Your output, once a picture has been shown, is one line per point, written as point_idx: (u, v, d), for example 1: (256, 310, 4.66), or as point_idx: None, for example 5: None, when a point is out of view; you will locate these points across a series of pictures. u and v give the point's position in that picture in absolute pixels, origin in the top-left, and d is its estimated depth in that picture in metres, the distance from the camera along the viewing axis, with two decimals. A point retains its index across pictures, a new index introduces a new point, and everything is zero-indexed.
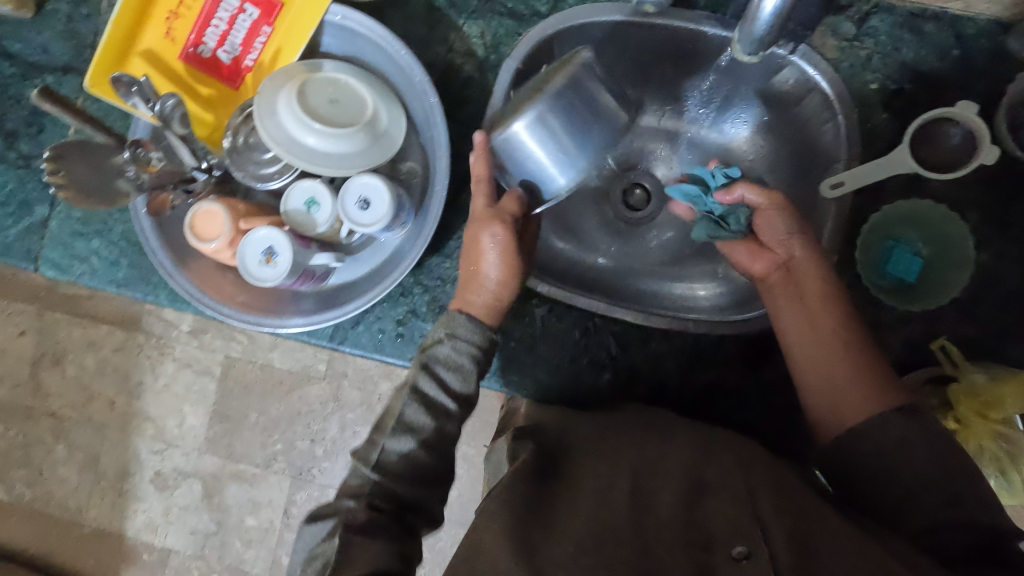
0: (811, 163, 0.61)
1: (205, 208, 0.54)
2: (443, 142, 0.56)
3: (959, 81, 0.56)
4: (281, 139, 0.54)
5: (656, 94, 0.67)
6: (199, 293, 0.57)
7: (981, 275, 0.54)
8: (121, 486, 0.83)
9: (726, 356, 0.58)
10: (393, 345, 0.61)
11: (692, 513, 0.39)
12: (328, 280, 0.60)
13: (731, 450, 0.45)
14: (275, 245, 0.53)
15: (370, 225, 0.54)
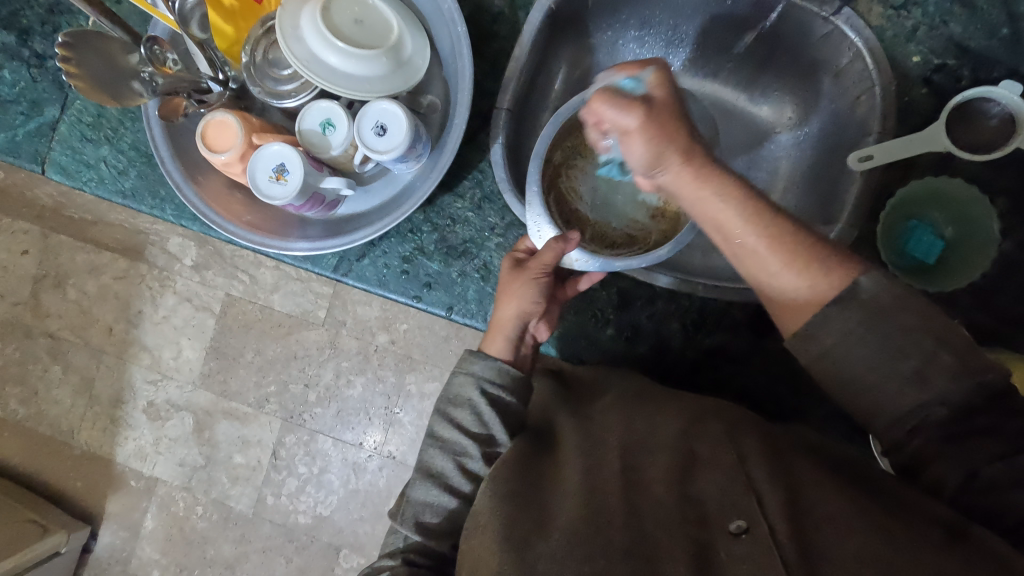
0: (841, 137, 0.60)
1: (218, 118, 0.53)
2: (468, 75, 0.54)
3: (1007, 61, 0.54)
4: (302, 56, 0.52)
5: (695, 48, 0.67)
6: (206, 209, 0.56)
7: (1001, 261, 0.53)
8: (114, 412, 0.83)
9: (732, 322, 0.57)
10: (397, 281, 0.62)
11: (685, 489, 0.35)
12: (337, 209, 0.59)
13: (723, 417, 0.41)
14: (286, 162, 0.51)
15: (385, 152, 0.53)
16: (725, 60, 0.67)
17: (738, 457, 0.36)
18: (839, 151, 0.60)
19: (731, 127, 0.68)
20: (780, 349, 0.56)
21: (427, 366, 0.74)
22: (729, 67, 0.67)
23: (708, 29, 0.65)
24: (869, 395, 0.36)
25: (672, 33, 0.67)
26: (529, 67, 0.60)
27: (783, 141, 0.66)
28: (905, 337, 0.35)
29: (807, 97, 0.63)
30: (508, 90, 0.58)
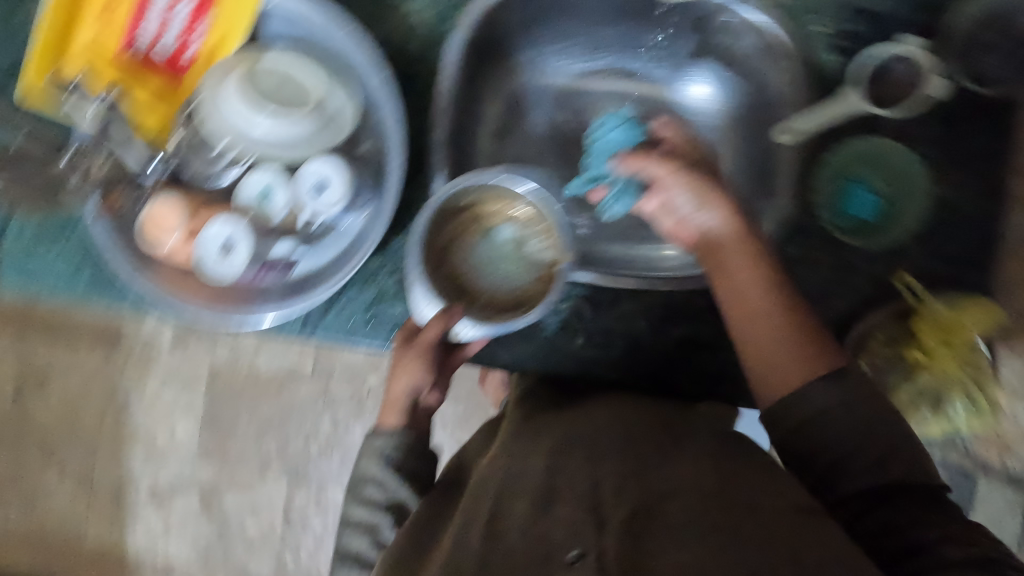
0: (767, 113, 0.62)
1: (160, 204, 0.54)
2: (393, 116, 0.55)
3: (906, 16, 0.57)
4: (229, 131, 0.55)
5: (606, 46, 0.68)
6: (161, 295, 0.55)
7: (937, 207, 0.56)
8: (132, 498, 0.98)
9: (697, 310, 0.58)
10: (365, 330, 0.60)
11: (533, 529, 0.38)
12: (293, 271, 0.58)
13: (587, 445, 0.45)
14: (232, 236, 0.54)
15: (329, 207, 0.56)
16: (640, 58, 0.68)
17: (589, 487, 0.39)
18: (767, 126, 0.62)
19: (660, 119, 0.69)
20: None
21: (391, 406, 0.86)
22: (647, 65, 0.68)
23: (619, 31, 0.66)
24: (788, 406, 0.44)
25: (592, 40, 0.67)
26: (455, 100, 0.61)
27: (715, 124, 0.66)
28: (846, 405, 0.43)
29: (730, 77, 0.64)
30: (439, 127, 0.59)
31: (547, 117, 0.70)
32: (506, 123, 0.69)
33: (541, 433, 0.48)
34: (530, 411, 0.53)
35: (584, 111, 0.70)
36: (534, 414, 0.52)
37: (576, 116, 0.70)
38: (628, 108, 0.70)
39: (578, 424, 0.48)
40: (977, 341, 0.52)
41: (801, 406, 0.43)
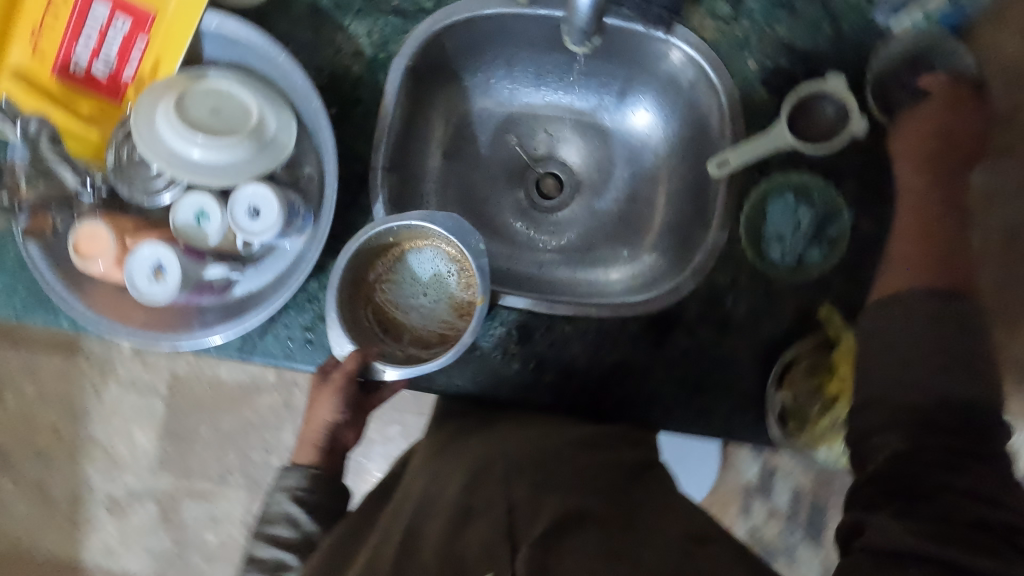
0: (703, 143, 0.63)
1: (88, 228, 0.54)
2: (330, 145, 0.56)
3: (834, 54, 0.59)
4: (163, 153, 0.53)
5: (555, 73, 0.70)
6: (95, 316, 0.56)
7: (860, 240, 0.57)
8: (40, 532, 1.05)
9: (629, 336, 0.59)
10: (303, 352, 0.60)
11: (452, 545, 0.39)
12: (232, 291, 0.59)
13: (502, 461, 0.47)
14: (162, 261, 0.53)
15: (260, 233, 0.54)
16: (588, 83, 0.71)
17: (505, 508, 0.41)
18: (703, 157, 0.64)
19: (606, 143, 0.73)
20: (675, 353, 0.59)
21: None
22: (595, 91, 0.71)
23: (564, 59, 0.68)
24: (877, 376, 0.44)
25: (539, 66, 0.70)
26: (397, 124, 0.62)
27: (660, 151, 0.69)
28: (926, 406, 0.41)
29: (668, 106, 0.67)
30: (380, 149, 0.60)
31: (493, 137, 0.74)
32: (454, 144, 0.72)
33: (461, 454, 0.50)
34: (456, 435, 0.55)
35: (536, 137, 0.75)
36: (458, 438, 0.54)
37: (529, 141, 0.75)
38: (577, 131, 0.74)
39: (500, 444, 0.50)
40: None
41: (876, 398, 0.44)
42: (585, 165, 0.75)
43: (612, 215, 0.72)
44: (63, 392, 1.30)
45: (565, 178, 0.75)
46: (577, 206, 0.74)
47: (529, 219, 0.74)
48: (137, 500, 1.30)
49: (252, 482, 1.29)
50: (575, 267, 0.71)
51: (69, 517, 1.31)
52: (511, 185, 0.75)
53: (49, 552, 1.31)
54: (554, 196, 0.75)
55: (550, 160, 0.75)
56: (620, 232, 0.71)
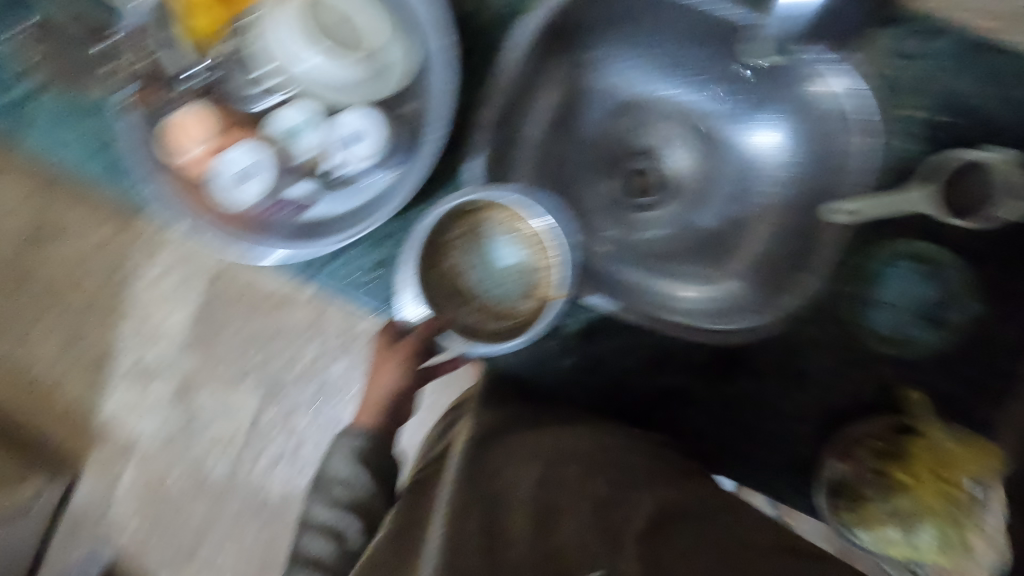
0: (831, 181, 0.57)
1: (189, 112, 0.53)
2: (445, 90, 0.54)
3: (990, 121, 0.56)
4: (284, 56, 0.54)
5: (690, 62, 0.64)
6: (171, 197, 0.54)
7: (970, 330, 0.54)
8: (83, 373, 1.18)
9: (691, 362, 0.57)
10: (366, 286, 0.61)
11: (548, 542, 0.36)
12: (308, 210, 0.56)
13: (575, 460, 0.44)
14: (257, 164, 0.53)
15: (361, 159, 0.54)
16: (721, 82, 0.64)
17: (595, 506, 0.39)
18: (827, 196, 0.58)
19: (719, 154, 0.66)
20: (736, 393, 0.56)
21: None
22: (724, 93, 0.64)
23: (706, 48, 0.62)
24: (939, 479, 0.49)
25: (674, 55, 0.64)
26: (515, 87, 0.60)
27: (773, 180, 0.63)
28: None
29: (803, 131, 0.60)
30: (492, 106, 0.58)
31: (601, 118, 0.68)
32: None
33: (522, 441, 0.47)
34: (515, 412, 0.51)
35: (646, 127, 0.68)
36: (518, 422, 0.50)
37: (636, 129, 0.69)
38: (686, 133, 0.68)
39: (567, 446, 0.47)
40: (974, 486, 0.49)
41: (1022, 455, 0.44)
42: (689, 171, 0.68)
43: (700, 233, 0.66)
44: (52, 256, 1.15)
45: (660, 179, 0.68)
46: (670, 211, 0.67)
47: (614, 216, 0.68)
48: (129, 384, 1.23)
49: (261, 392, 1.22)
50: (652, 277, 0.65)
51: (38, 391, 1.20)
52: (604, 173, 0.69)
53: (13, 420, 1.21)
54: (650, 196, 0.68)
55: (651, 157, 0.69)
56: (710, 253, 0.64)
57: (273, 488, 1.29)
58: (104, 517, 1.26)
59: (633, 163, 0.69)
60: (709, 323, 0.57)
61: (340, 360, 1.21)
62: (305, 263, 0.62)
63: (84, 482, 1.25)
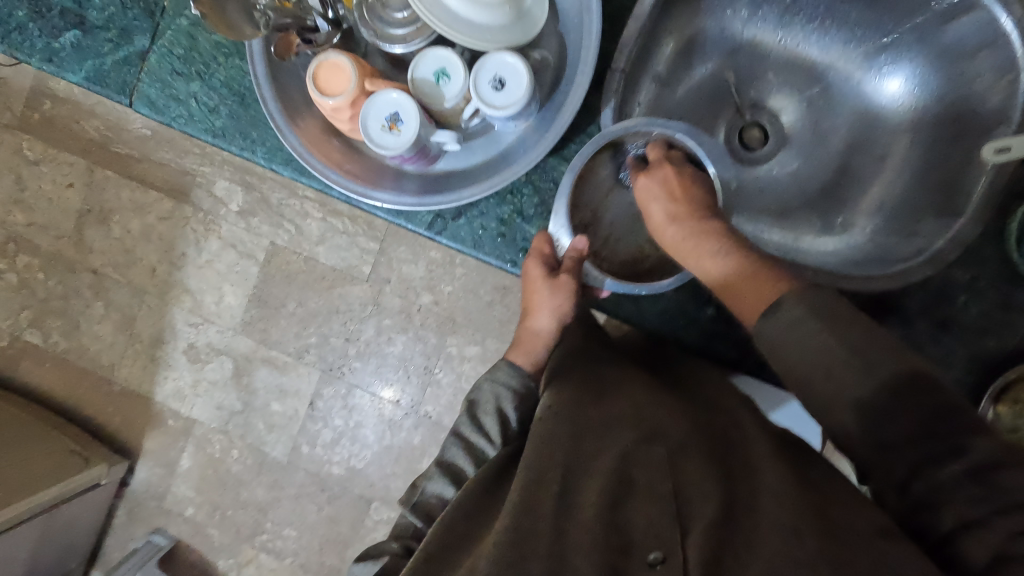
0: (967, 130, 0.73)
1: (338, 67, 0.78)
2: (589, 58, 0.77)
3: None
4: (444, 19, 0.75)
5: (828, 24, 0.81)
6: (305, 152, 0.82)
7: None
8: (151, 349, 1.36)
9: (831, 279, 0.71)
10: (492, 242, 0.92)
11: (617, 516, 0.55)
12: (436, 164, 0.86)
13: (664, 439, 0.62)
14: (398, 115, 0.76)
15: (503, 109, 0.75)
16: (845, 44, 0.81)
17: (672, 488, 0.57)
18: (966, 142, 0.73)
19: (829, 106, 0.85)
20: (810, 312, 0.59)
21: (463, 328, 1.25)
22: (851, 52, 0.81)
23: (844, 13, 0.79)
24: (835, 399, 0.56)
25: (846, 28, 0.80)
26: (638, 44, 0.76)
27: (893, 129, 0.80)
28: (862, 380, 0.53)
29: (923, 77, 0.76)
30: (624, 54, 0.75)
31: (711, 70, 0.87)
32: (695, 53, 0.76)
33: (595, 422, 0.65)
34: (575, 389, 0.69)
35: (756, 88, 0.87)
36: (588, 400, 0.68)
37: (751, 91, 0.88)
38: (795, 88, 0.86)
39: (630, 415, 0.66)
40: None
41: (853, 409, 0.54)
42: (793, 126, 0.87)
43: (817, 183, 0.84)
44: (167, 235, 1.33)
45: (772, 131, 0.87)
46: (785, 155, 0.87)
47: (742, 169, 0.87)
48: (216, 354, 1.34)
49: (326, 364, 1.31)
50: (772, 223, 0.84)
51: (149, 355, 1.36)
52: (718, 122, 0.88)
53: (125, 383, 1.37)
54: (761, 147, 0.87)
55: (762, 112, 0.88)
56: (825, 201, 0.83)
57: (338, 462, 1.32)
58: (183, 480, 1.37)
59: (746, 118, 0.88)
60: (894, 268, 0.72)
61: (403, 337, 1.28)
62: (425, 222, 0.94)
63: (168, 446, 1.37)
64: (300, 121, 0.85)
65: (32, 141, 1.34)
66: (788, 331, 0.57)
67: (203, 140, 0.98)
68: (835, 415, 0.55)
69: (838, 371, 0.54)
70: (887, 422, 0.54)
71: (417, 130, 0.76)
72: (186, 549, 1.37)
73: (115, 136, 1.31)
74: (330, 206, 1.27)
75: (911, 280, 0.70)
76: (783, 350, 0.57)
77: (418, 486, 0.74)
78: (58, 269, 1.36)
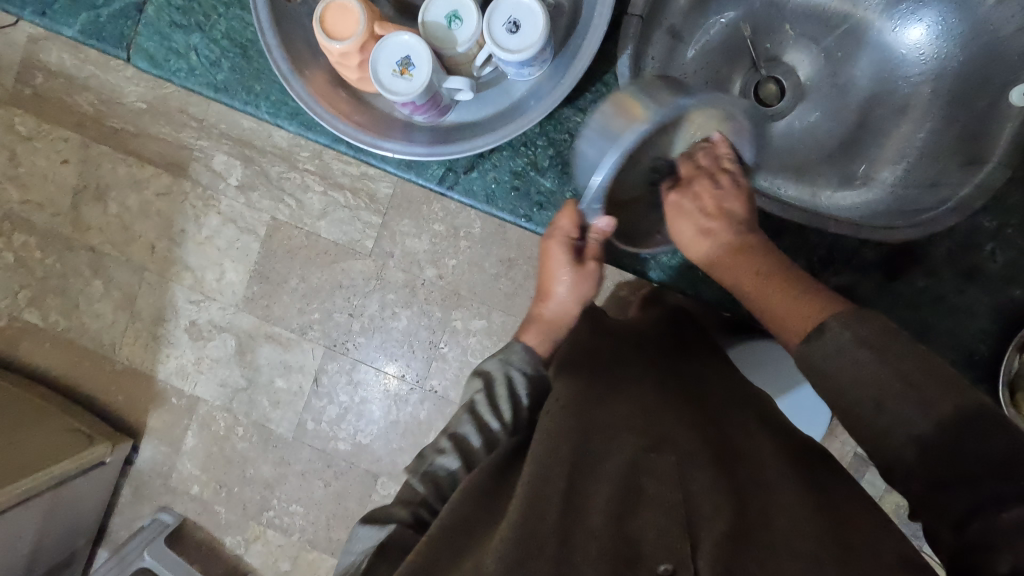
0: (991, 74, 0.73)
1: (346, 9, 0.75)
2: (606, 3, 0.76)
3: None
4: None
5: None
6: (314, 102, 0.81)
7: None
8: (153, 327, 1.34)
9: (855, 227, 0.72)
10: (506, 196, 0.91)
11: (625, 526, 0.52)
12: (449, 116, 0.84)
13: (673, 446, 0.60)
14: (410, 59, 0.74)
15: (518, 53, 0.73)
16: None
17: (682, 499, 0.54)
18: (990, 86, 0.73)
19: (845, 56, 0.83)
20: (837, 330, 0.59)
21: (467, 301, 1.24)
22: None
23: None
24: (886, 432, 0.56)
25: None
26: None
27: (914, 79, 0.79)
28: (903, 400, 0.52)
29: (945, 22, 0.76)
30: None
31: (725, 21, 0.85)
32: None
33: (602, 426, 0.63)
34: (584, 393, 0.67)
35: (771, 40, 0.86)
36: (594, 407, 0.65)
37: (765, 42, 0.86)
38: (810, 40, 0.85)
39: (638, 421, 0.63)
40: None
41: (894, 430, 0.52)
42: (809, 78, 0.85)
43: (835, 139, 0.83)
44: (166, 211, 1.31)
45: (787, 85, 0.86)
46: (801, 108, 0.85)
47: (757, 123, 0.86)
48: (218, 331, 1.32)
49: (330, 340, 1.30)
50: (790, 178, 0.83)
51: (150, 333, 1.34)
52: (731, 75, 0.86)
53: (127, 361, 1.36)
54: (777, 101, 0.85)
55: (778, 65, 0.86)
56: (842, 155, 0.82)
57: (344, 438, 1.31)
58: (188, 458, 1.36)
59: (760, 73, 0.86)
60: (919, 215, 0.72)
61: (407, 311, 1.27)
62: (437, 178, 0.93)
63: (173, 425, 1.36)
64: (307, 72, 0.83)
65: (24, 117, 1.31)
66: (835, 355, 0.56)
67: (204, 95, 0.96)
68: (882, 441, 0.53)
69: (890, 397, 0.52)
70: (919, 439, 0.51)
71: (429, 75, 0.74)
72: (193, 526, 1.36)
73: (110, 110, 1.28)
74: (332, 179, 1.25)
75: (940, 227, 0.70)
76: (829, 371, 0.56)
77: (426, 457, 0.72)
78: (56, 247, 1.34)
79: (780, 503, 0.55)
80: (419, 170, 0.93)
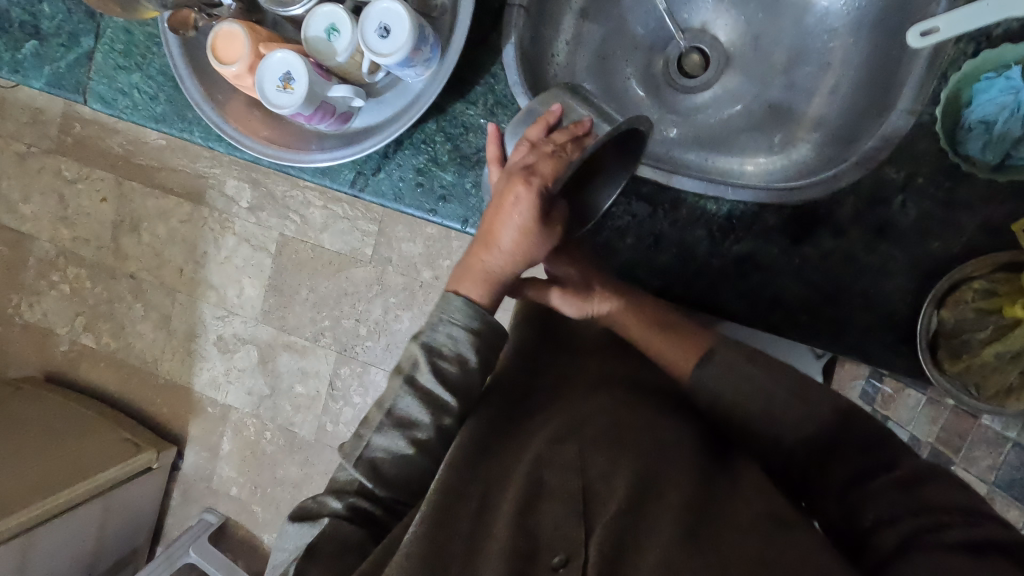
0: (903, 14, 0.70)
1: (234, 36, 0.83)
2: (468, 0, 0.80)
3: None
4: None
5: None
6: (222, 123, 0.88)
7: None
8: (188, 343, 1.46)
9: (755, 194, 0.72)
10: (412, 193, 0.90)
11: (528, 519, 0.53)
12: (352, 122, 0.89)
13: (580, 437, 0.60)
14: (292, 73, 0.80)
15: (390, 54, 0.77)
16: None
17: (580, 487, 0.54)
18: (902, 26, 0.71)
19: (765, 15, 0.82)
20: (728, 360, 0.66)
21: None
22: None
23: None
24: (766, 420, 0.61)
25: None
26: None
27: (836, 31, 0.77)
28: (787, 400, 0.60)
29: None
30: None
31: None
32: None
33: (517, 436, 0.66)
34: (502, 413, 0.69)
35: (689, 10, 0.85)
36: (510, 421, 0.68)
37: (683, 13, 0.85)
38: (730, 3, 0.83)
39: (554, 418, 0.64)
40: (1009, 286, 0.70)
41: (779, 433, 0.60)
42: (730, 45, 0.84)
43: (762, 102, 0.82)
44: (190, 236, 1.43)
45: (711, 54, 0.85)
46: (722, 78, 0.84)
47: (677, 100, 0.85)
48: (242, 343, 1.43)
49: (341, 345, 1.37)
50: (711, 153, 0.82)
51: (186, 348, 1.47)
52: (648, 54, 0.87)
53: (168, 375, 1.49)
54: (699, 72, 0.85)
55: (698, 35, 0.85)
56: (764, 122, 0.81)
57: None
58: (225, 462, 1.47)
59: (681, 45, 0.85)
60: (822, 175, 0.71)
61: (408, 314, 1.31)
62: (348, 182, 0.93)
63: (210, 432, 1.48)
64: (220, 96, 0.91)
65: (67, 163, 1.47)
66: (727, 374, 0.64)
67: (148, 128, 1.01)
68: (772, 440, 0.61)
69: (776, 408, 0.60)
70: (802, 439, 0.58)
71: (309, 85, 0.79)
72: (234, 525, 1.47)
73: (137, 149, 1.42)
74: (329, 193, 1.32)
75: (838, 184, 0.70)
76: (720, 388, 0.64)
77: (362, 437, 0.68)
78: (103, 276, 1.50)
79: (679, 480, 0.54)
80: (332, 177, 0.94)
